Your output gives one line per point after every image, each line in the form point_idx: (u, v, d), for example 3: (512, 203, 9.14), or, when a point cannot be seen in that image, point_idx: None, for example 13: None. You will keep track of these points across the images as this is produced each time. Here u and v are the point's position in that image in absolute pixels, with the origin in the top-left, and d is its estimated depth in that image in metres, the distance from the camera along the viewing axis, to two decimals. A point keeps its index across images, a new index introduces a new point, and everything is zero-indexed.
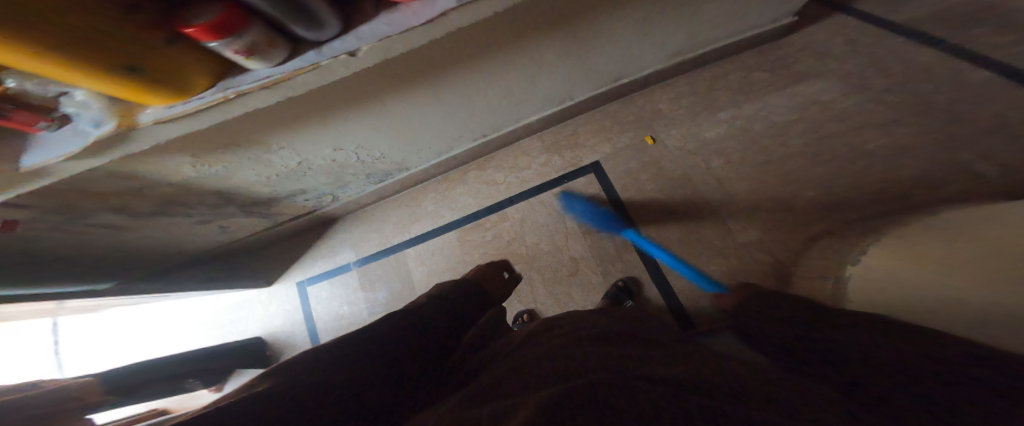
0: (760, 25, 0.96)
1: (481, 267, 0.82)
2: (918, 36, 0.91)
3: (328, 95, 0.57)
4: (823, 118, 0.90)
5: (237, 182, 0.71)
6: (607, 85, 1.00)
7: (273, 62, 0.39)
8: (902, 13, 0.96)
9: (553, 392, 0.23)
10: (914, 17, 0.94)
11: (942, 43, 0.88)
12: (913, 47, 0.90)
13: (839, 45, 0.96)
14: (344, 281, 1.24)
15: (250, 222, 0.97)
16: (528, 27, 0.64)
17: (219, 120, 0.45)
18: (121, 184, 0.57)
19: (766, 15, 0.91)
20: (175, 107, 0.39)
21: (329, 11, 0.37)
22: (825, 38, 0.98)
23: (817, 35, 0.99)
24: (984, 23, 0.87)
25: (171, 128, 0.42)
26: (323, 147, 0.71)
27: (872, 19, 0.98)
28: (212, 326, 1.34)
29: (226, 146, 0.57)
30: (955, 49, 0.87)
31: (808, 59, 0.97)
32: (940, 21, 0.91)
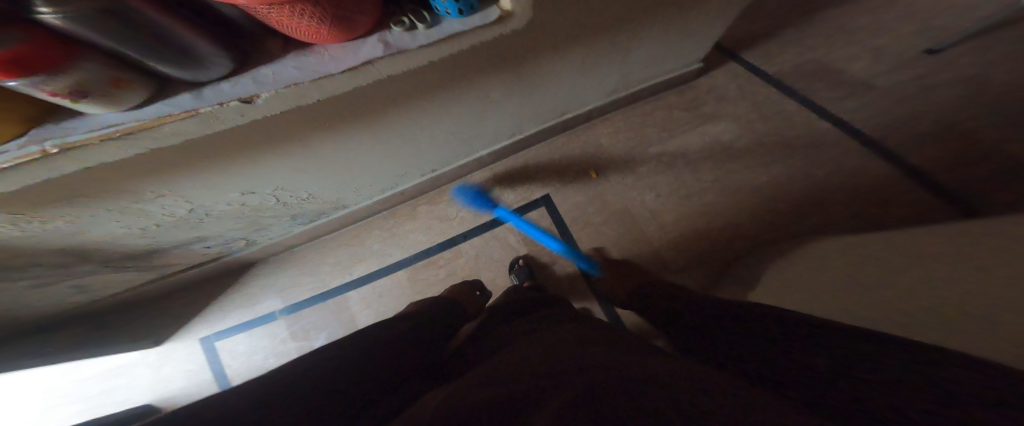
0: (686, 67, 1.04)
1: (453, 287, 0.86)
2: (801, 84, 1.05)
3: (234, 142, 0.48)
4: (736, 156, 1.02)
5: (98, 235, 0.56)
6: (555, 119, 1.03)
7: (124, 108, 0.30)
8: (791, 59, 1.09)
9: None
10: (799, 66, 1.08)
11: (820, 89, 1.03)
12: (799, 92, 1.05)
13: (745, 86, 1.09)
14: (268, 332, 1.04)
15: (125, 276, 0.77)
16: (474, 66, 0.61)
17: (41, 178, 0.34)
18: None
19: (686, 59, 0.99)
20: None
21: (214, 48, 0.31)
22: (733, 79, 1.10)
23: (730, 75, 1.11)
24: (848, 71, 1.03)
25: None
26: (229, 190, 0.60)
27: (768, 64, 1.10)
28: (75, 400, 1.02)
29: (74, 197, 0.44)
30: (830, 94, 1.02)
31: (718, 100, 1.08)
32: (818, 68, 1.06)
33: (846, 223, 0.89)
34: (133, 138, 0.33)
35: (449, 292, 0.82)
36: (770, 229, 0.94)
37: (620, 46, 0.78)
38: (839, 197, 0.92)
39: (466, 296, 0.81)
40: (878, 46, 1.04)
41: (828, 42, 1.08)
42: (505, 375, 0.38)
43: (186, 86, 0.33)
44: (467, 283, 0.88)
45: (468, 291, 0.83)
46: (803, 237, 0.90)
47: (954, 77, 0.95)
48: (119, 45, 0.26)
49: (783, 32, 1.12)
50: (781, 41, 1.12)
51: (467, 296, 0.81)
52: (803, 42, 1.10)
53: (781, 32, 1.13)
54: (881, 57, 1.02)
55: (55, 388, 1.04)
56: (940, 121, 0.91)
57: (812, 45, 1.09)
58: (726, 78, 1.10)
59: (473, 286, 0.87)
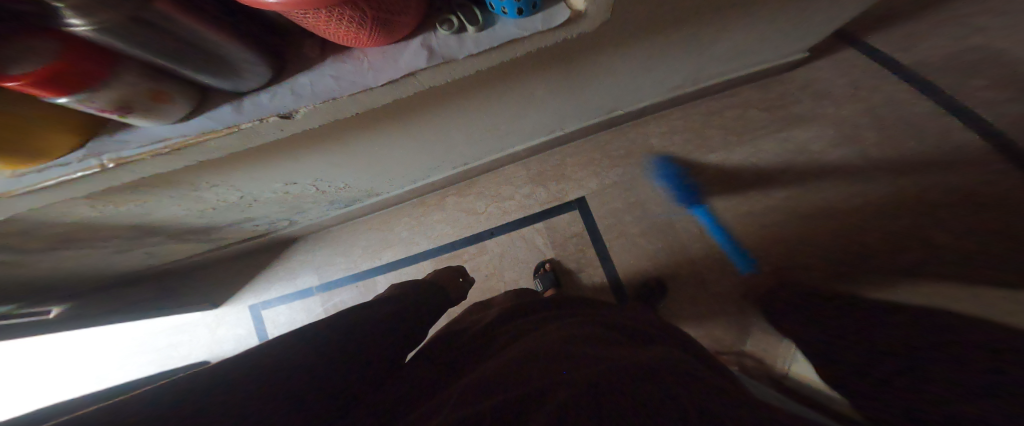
0: (767, 62, 0.90)
1: (438, 271, 0.81)
2: (912, 89, 0.88)
3: (277, 145, 0.48)
4: (808, 172, 0.89)
5: (160, 216, 0.60)
6: (602, 116, 0.94)
7: (170, 120, 0.30)
8: (905, 56, 0.90)
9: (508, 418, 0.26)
10: (915, 65, 0.89)
11: (935, 98, 0.85)
12: (907, 98, 0.87)
13: (839, 86, 0.92)
14: (305, 306, 1.12)
15: (187, 246, 0.85)
16: (525, 65, 0.54)
17: (116, 183, 0.36)
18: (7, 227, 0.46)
19: (772, 53, 0.85)
20: (44, 172, 0.31)
21: (253, 57, 0.29)
22: (827, 77, 0.93)
23: (821, 73, 0.94)
24: (980, 76, 0.84)
25: (56, 193, 0.35)
26: (271, 182, 0.61)
27: (873, 62, 0.92)
28: (149, 350, 1.19)
29: (138, 188, 0.46)
30: (948, 104, 0.84)
31: (807, 99, 0.93)
32: (939, 69, 0.87)
33: None
34: (181, 152, 0.33)
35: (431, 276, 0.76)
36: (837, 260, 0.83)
37: (697, 40, 0.66)
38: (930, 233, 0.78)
39: (449, 281, 0.75)
40: None
41: (965, 35, 0.87)
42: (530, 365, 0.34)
43: (229, 97, 0.32)
44: (451, 268, 0.82)
45: (452, 276, 0.78)
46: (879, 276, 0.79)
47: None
48: (156, 58, 0.25)
49: (902, 21, 0.92)
50: (897, 31, 0.92)
51: (451, 281, 0.76)
52: (924, 36, 0.91)
53: (895, 25, 0.94)
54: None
55: (131, 341, 1.21)
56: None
57: (936, 38, 0.89)
58: (829, 70, 0.94)
59: (456, 272, 0.81)
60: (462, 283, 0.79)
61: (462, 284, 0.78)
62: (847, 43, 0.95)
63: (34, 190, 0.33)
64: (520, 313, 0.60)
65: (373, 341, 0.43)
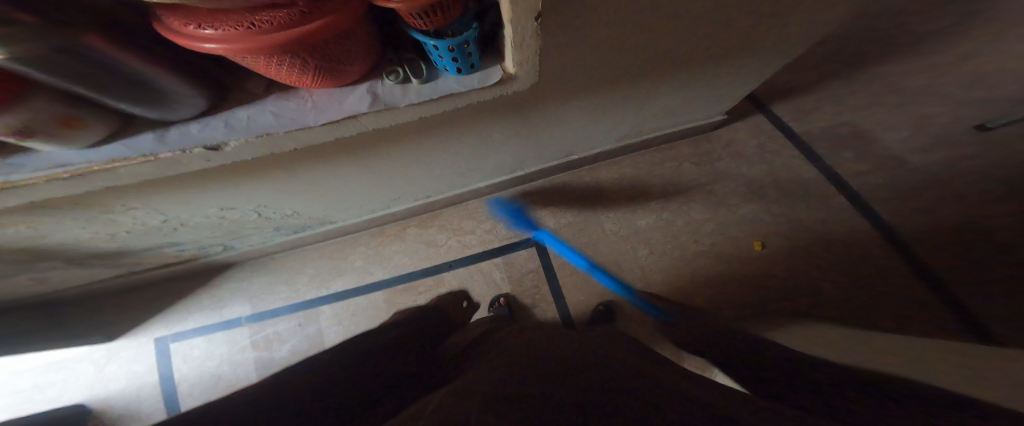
0: (698, 121, 1.03)
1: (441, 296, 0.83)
2: (813, 153, 1.04)
3: (216, 173, 0.46)
4: (736, 222, 1.01)
5: (66, 238, 0.54)
6: (558, 159, 1.01)
7: (81, 145, 0.30)
8: (807, 124, 1.07)
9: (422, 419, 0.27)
10: (816, 133, 1.06)
11: (830, 163, 1.02)
12: (809, 161, 1.03)
13: (756, 145, 1.07)
14: (229, 339, 1.01)
15: (95, 270, 0.75)
16: (480, 113, 0.58)
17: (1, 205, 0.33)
18: None
19: (699, 113, 0.97)
20: None
21: (189, 90, 0.29)
22: (748, 138, 1.08)
23: (743, 133, 1.09)
24: (857, 147, 1.02)
25: None
26: (205, 207, 0.58)
27: (783, 127, 1.08)
28: (6, 395, 0.99)
29: (46, 209, 0.42)
30: (839, 168, 1.01)
31: (732, 156, 1.07)
32: (832, 138, 1.05)
33: (834, 307, 0.88)
34: (89, 176, 0.32)
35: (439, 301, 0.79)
36: (761, 301, 0.92)
37: (636, 98, 0.75)
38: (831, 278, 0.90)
39: (454, 306, 0.78)
40: (896, 121, 1.03)
41: (850, 110, 1.05)
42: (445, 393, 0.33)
43: (158, 125, 0.32)
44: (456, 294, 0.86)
45: (456, 302, 0.81)
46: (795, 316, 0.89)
47: (967, 169, 0.93)
48: (76, 87, 0.24)
49: (804, 93, 1.10)
50: (801, 103, 1.10)
51: (455, 307, 0.78)
52: (822, 107, 1.08)
53: (803, 94, 1.10)
54: (898, 135, 1.01)
55: None
56: (941, 213, 0.91)
57: (829, 111, 1.07)
58: (749, 131, 1.09)
59: (460, 297, 0.84)
60: (467, 309, 0.82)
61: (467, 309, 0.82)
62: (764, 110, 1.11)
63: None
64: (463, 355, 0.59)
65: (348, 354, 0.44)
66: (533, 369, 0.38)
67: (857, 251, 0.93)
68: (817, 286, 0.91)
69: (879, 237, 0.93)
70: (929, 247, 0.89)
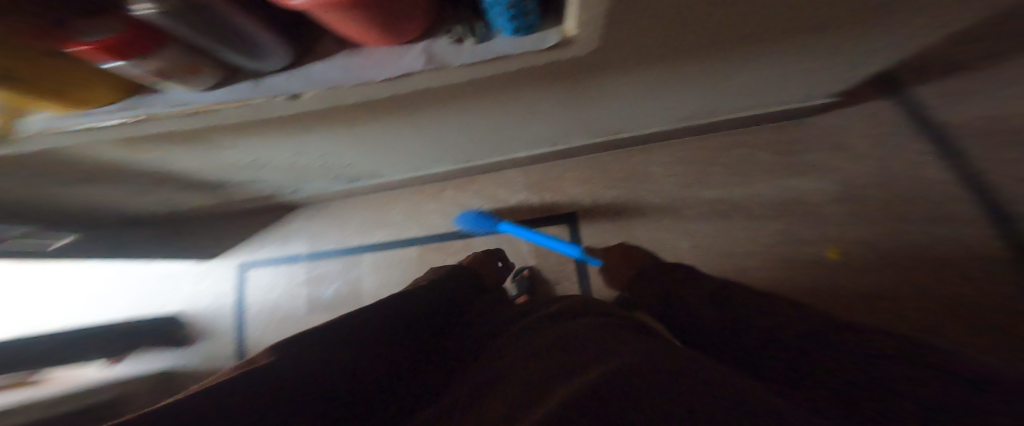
0: (773, 106, 0.91)
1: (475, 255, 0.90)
2: (914, 158, 0.88)
3: (292, 120, 0.52)
4: (797, 223, 0.91)
5: (183, 167, 0.66)
6: (605, 137, 0.97)
7: (197, 89, 0.35)
8: (916, 123, 0.90)
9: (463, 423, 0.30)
10: (925, 131, 0.89)
11: (933, 168, 0.87)
12: (908, 165, 0.88)
13: (839, 140, 0.94)
14: (290, 272, 1.18)
15: (200, 197, 0.90)
16: (531, 81, 0.57)
17: (136, 135, 0.41)
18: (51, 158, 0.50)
19: (780, 97, 0.85)
20: (80, 118, 0.37)
21: (275, 42, 0.32)
22: (832, 131, 0.95)
23: (826, 126, 0.96)
24: (979, 156, 0.85)
25: (77, 136, 0.39)
26: (283, 151, 0.66)
27: (881, 122, 0.93)
28: (135, 294, 1.28)
29: (171, 140, 0.51)
30: (945, 175, 0.85)
31: (807, 149, 0.95)
32: (947, 139, 0.87)
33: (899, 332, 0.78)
34: (201, 115, 0.39)
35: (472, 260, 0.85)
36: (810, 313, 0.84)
37: (708, 78, 0.67)
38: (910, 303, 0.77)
39: (486, 266, 0.84)
40: None
41: (986, 107, 0.85)
42: (482, 386, 0.35)
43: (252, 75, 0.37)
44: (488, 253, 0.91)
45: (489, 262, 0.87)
46: None
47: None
48: (197, 38, 0.28)
49: (921, 83, 0.92)
50: (914, 94, 0.92)
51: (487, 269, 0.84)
52: (942, 101, 0.90)
53: (919, 83, 0.92)
54: None
55: (125, 278, 1.30)
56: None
57: (950, 106, 0.89)
58: (835, 124, 0.95)
59: (495, 258, 0.90)
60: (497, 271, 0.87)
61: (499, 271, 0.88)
62: (862, 99, 0.95)
63: (50, 131, 0.38)
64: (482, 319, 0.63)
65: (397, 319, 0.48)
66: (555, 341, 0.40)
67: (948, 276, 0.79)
68: (883, 307, 0.81)
69: (986, 262, 0.78)
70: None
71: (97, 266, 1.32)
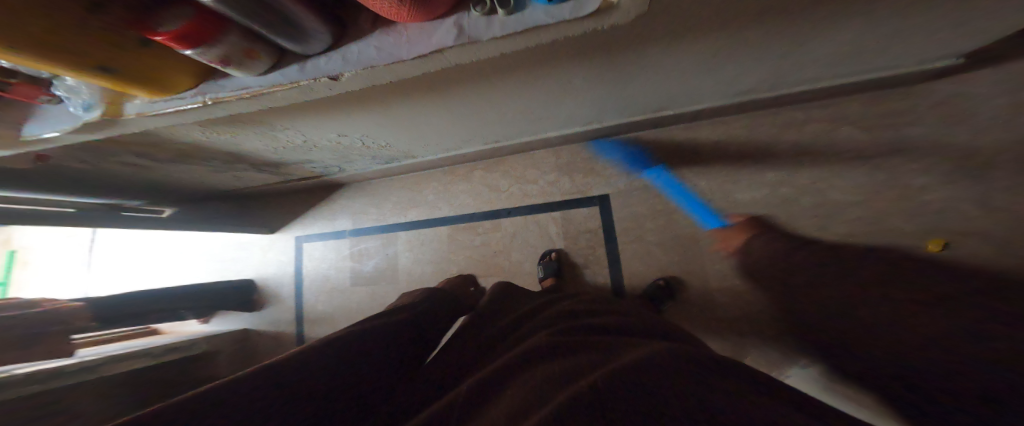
0: (854, 78, 0.78)
1: (452, 279, 0.93)
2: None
3: (331, 102, 0.55)
4: (867, 211, 0.80)
5: (244, 148, 0.73)
6: (644, 115, 0.90)
7: (253, 71, 0.38)
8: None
9: (489, 407, 0.31)
10: None
11: None
12: None
13: (933, 115, 0.80)
14: (337, 246, 1.29)
15: (261, 176, 1.00)
16: (564, 55, 0.54)
17: (205, 119, 0.46)
18: (142, 139, 0.59)
19: (867, 67, 0.72)
20: (160, 103, 0.41)
21: (319, 22, 0.34)
22: (925, 105, 0.81)
23: (916, 99, 0.82)
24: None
25: (158, 120, 0.44)
26: (327, 132, 0.70)
27: (996, 91, 0.77)
28: (214, 260, 1.48)
29: (231, 122, 0.57)
30: None
31: (888, 126, 0.82)
32: None
33: None
34: (258, 98, 0.42)
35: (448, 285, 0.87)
36: None
37: (769, 49, 0.59)
38: None
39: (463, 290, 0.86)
40: None
41: None
42: (512, 369, 0.36)
43: (297, 58, 0.39)
44: (464, 279, 0.95)
45: (465, 286, 0.90)
46: None
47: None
48: (252, 24, 0.31)
49: None
50: None
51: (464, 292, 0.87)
52: None
53: None
54: None
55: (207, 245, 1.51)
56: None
57: None
58: (933, 97, 0.80)
59: (467, 284, 0.93)
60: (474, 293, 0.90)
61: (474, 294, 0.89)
62: (971, 66, 0.79)
63: (143, 115, 0.43)
64: (498, 313, 0.66)
65: (397, 333, 0.51)
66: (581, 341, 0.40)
67: None
68: None
69: None
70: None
71: (186, 234, 1.55)
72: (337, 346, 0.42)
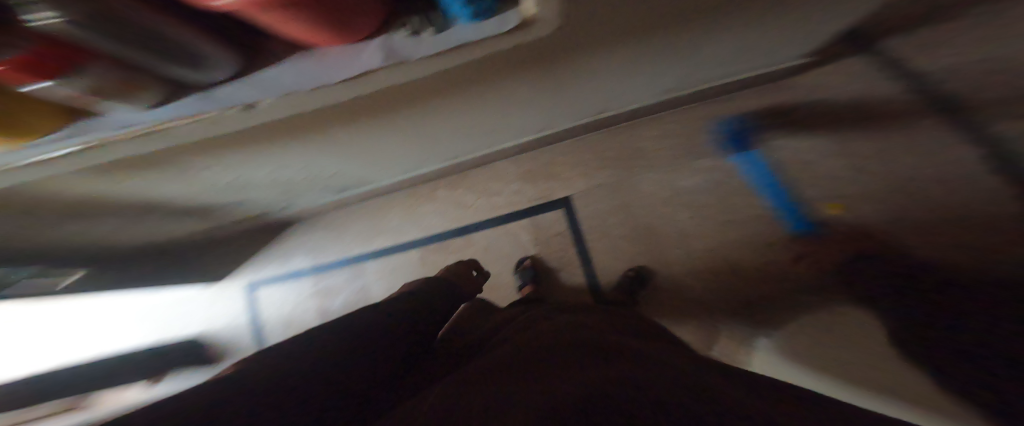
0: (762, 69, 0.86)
1: (451, 265, 0.82)
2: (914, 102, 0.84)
3: (256, 133, 0.51)
4: (793, 184, 0.88)
5: (161, 194, 0.65)
6: (590, 117, 0.94)
7: (143, 106, 0.34)
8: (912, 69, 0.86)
9: (446, 406, 0.29)
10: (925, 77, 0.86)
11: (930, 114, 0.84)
12: (906, 115, 0.85)
13: (838, 93, 0.89)
14: (298, 287, 1.18)
15: (194, 222, 0.91)
16: (503, 69, 0.55)
17: (94, 165, 0.41)
18: (30, 196, 0.51)
19: (776, 57, 0.81)
20: (28, 155, 0.36)
21: (221, 49, 0.30)
22: (826, 83, 0.90)
23: (820, 80, 0.91)
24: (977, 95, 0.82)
25: (30, 174, 0.39)
26: (261, 168, 0.65)
27: (881, 68, 0.89)
28: (154, 320, 1.30)
29: (133, 166, 0.50)
30: (935, 123, 0.83)
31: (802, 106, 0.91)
32: (941, 84, 0.85)
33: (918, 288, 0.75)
34: (151, 136, 0.38)
35: (445, 271, 0.78)
36: (821, 272, 0.82)
37: (691, 45, 0.63)
38: (912, 251, 0.77)
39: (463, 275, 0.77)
40: None
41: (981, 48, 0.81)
42: (480, 377, 0.34)
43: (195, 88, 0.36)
44: (463, 262, 0.84)
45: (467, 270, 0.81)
46: (858, 292, 0.78)
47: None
48: (138, 56, 0.27)
49: (915, 27, 0.88)
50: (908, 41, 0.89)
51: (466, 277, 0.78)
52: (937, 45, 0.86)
53: (912, 29, 0.88)
54: None
55: (143, 306, 1.32)
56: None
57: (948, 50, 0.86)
58: (833, 77, 0.91)
59: (470, 267, 0.83)
60: (477, 278, 0.81)
61: (476, 279, 0.81)
62: (857, 50, 0.90)
63: (9, 171, 0.37)
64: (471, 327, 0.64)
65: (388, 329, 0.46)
66: (548, 344, 0.40)
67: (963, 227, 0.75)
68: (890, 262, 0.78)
69: (1000, 206, 0.74)
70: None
71: (113, 299, 1.35)
72: (304, 342, 0.38)
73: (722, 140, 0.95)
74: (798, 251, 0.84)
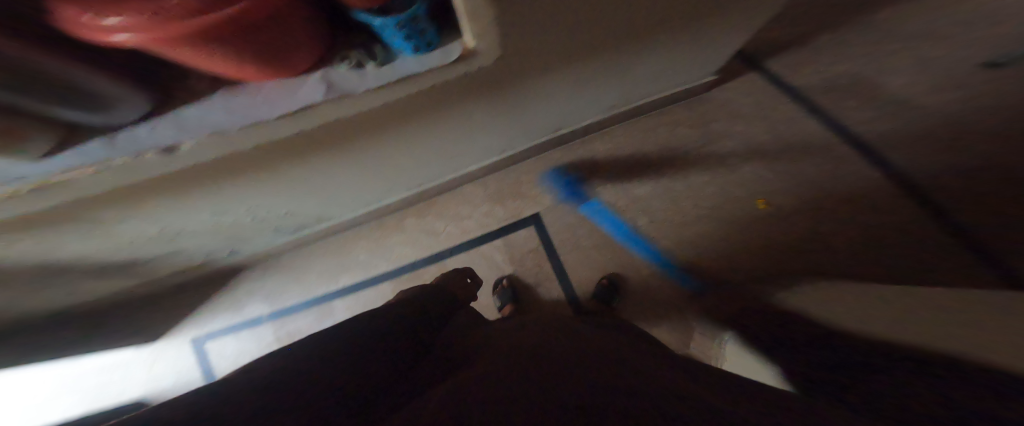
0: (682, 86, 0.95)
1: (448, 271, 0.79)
2: (825, 101, 0.95)
3: (187, 176, 0.47)
4: (736, 184, 0.95)
5: (72, 253, 0.57)
6: (548, 135, 0.98)
7: (33, 159, 0.31)
8: (818, 74, 0.97)
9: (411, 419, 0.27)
10: (830, 79, 0.97)
11: (837, 109, 0.93)
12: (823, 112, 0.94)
13: (760, 98, 0.99)
14: (256, 336, 1.07)
15: (116, 280, 0.80)
16: (455, 95, 0.55)
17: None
18: None
19: (703, 70, 0.89)
20: None
21: (123, 86, 0.28)
22: (748, 91, 1.00)
23: (743, 89, 1.01)
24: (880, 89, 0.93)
25: None
26: (196, 213, 0.60)
27: (793, 74, 1.00)
28: (81, 391, 1.11)
29: (31, 225, 0.44)
30: (846, 118, 0.92)
31: (733, 113, 1.00)
32: (847, 81, 0.95)
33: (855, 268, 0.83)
34: (51, 186, 0.35)
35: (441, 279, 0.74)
36: (774, 261, 0.88)
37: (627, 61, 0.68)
38: (841, 235, 0.86)
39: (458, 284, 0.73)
40: (918, 60, 0.93)
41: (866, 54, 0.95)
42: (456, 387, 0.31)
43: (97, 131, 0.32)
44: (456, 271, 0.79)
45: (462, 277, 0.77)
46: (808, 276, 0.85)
47: (1013, 102, 0.83)
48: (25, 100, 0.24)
49: (814, 39, 1.01)
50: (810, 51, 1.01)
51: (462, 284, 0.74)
52: (833, 52, 0.99)
53: (811, 40, 1.01)
54: (925, 73, 0.91)
55: (66, 378, 1.13)
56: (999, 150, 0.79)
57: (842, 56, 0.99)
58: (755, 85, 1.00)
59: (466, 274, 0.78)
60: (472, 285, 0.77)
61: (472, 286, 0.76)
62: (771, 60, 1.02)
63: None
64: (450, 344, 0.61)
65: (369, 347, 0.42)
66: (518, 354, 0.38)
67: (883, 209, 0.85)
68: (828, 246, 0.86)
69: (908, 188, 0.84)
70: (976, 188, 0.80)
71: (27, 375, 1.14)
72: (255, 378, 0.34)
73: (557, 191, 1.04)
74: (750, 244, 0.91)
